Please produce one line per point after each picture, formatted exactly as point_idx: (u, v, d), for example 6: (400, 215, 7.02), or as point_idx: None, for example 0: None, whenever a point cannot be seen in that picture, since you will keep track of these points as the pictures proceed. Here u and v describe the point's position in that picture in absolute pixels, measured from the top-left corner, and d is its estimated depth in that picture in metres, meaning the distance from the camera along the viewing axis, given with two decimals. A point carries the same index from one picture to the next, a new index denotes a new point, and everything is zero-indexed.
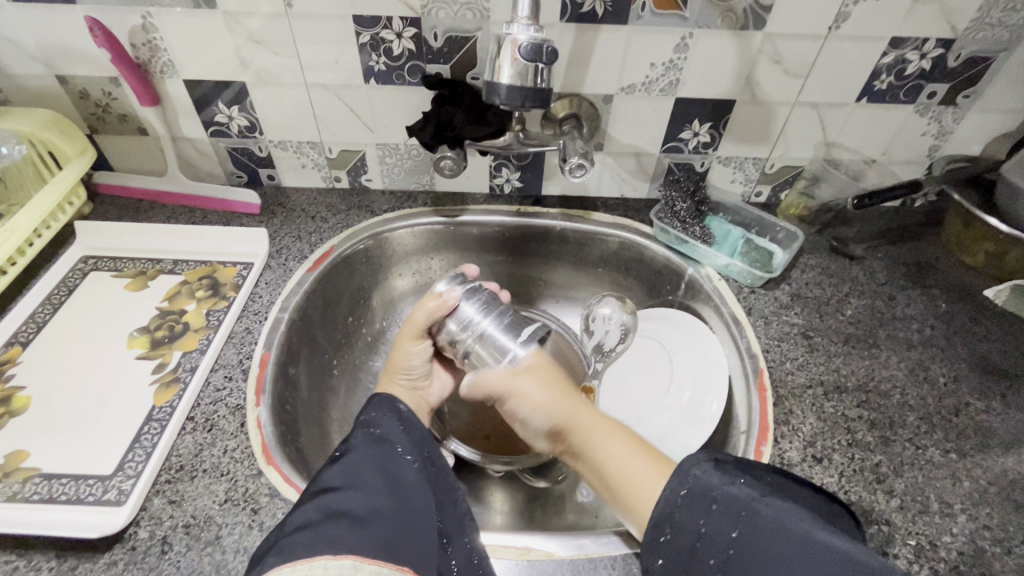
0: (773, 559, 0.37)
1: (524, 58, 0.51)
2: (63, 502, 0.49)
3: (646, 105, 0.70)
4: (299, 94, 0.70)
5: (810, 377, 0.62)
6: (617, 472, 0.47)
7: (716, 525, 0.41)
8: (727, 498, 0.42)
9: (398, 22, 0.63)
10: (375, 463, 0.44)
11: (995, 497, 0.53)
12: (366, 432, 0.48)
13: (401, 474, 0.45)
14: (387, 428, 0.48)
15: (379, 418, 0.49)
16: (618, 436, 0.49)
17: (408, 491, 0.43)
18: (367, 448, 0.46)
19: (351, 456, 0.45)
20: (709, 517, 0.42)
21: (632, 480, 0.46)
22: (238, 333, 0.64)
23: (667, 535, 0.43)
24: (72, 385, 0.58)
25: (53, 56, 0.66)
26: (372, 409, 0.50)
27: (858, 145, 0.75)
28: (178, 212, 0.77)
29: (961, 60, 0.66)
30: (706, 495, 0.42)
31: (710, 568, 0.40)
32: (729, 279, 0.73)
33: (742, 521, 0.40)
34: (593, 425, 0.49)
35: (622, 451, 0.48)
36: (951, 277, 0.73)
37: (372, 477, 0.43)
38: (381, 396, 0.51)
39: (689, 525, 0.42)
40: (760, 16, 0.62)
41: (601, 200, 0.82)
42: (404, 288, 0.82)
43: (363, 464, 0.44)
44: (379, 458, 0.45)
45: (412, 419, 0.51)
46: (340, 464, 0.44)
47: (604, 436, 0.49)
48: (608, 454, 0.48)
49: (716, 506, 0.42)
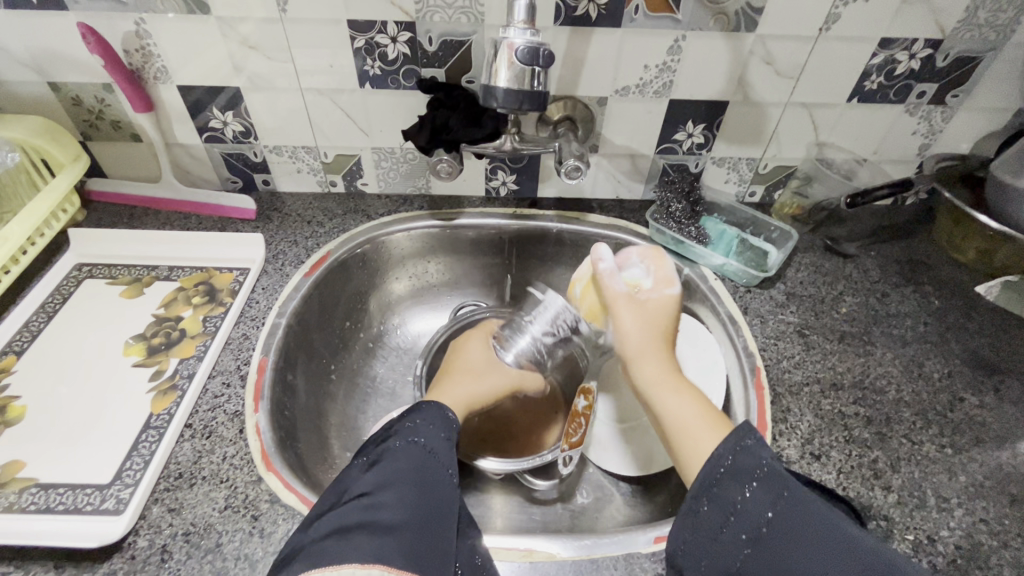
0: (806, 540, 0.38)
1: (519, 62, 0.52)
2: (61, 512, 0.48)
3: (640, 107, 0.71)
4: (294, 98, 0.70)
5: (806, 375, 0.63)
6: (675, 424, 0.50)
7: (755, 501, 0.41)
8: (771, 476, 0.42)
9: (393, 26, 0.63)
10: (410, 472, 0.44)
11: (990, 491, 0.53)
12: (409, 440, 0.47)
13: (437, 486, 0.45)
14: (430, 438, 0.48)
15: (421, 425, 0.49)
16: (684, 395, 0.51)
17: (438, 503, 0.44)
18: (406, 454, 0.46)
19: (387, 462, 0.45)
20: (750, 493, 0.41)
21: (686, 433, 0.48)
22: (236, 338, 0.63)
23: (705, 508, 0.43)
24: (67, 395, 0.58)
25: (46, 63, 0.66)
26: (417, 414, 0.50)
27: (849, 145, 0.76)
28: (172, 219, 0.77)
29: (949, 60, 0.67)
30: (750, 471, 0.42)
31: (740, 542, 0.40)
32: (724, 279, 0.73)
33: (779, 501, 0.40)
34: (660, 380, 0.53)
35: (689, 409, 0.50)
36: (943, 273, 0.74)
37: (406, 486, 0.43)
38: (426, 402, 0.52)
39: (727, 498, 0.42)
40: (752, 18, 0.62)
41: (596, 201, 0.82)
42: (401, 291, 0.82)
43: (400, 472, 0.44)
44: (416, 466, 0.45)
45: (454, 431, 0.51)
46: (376, 470, 0.44)
47: (672, 392, 0.52)
48: (675, 409, 0.50)
49: (757, 482, 0.42)
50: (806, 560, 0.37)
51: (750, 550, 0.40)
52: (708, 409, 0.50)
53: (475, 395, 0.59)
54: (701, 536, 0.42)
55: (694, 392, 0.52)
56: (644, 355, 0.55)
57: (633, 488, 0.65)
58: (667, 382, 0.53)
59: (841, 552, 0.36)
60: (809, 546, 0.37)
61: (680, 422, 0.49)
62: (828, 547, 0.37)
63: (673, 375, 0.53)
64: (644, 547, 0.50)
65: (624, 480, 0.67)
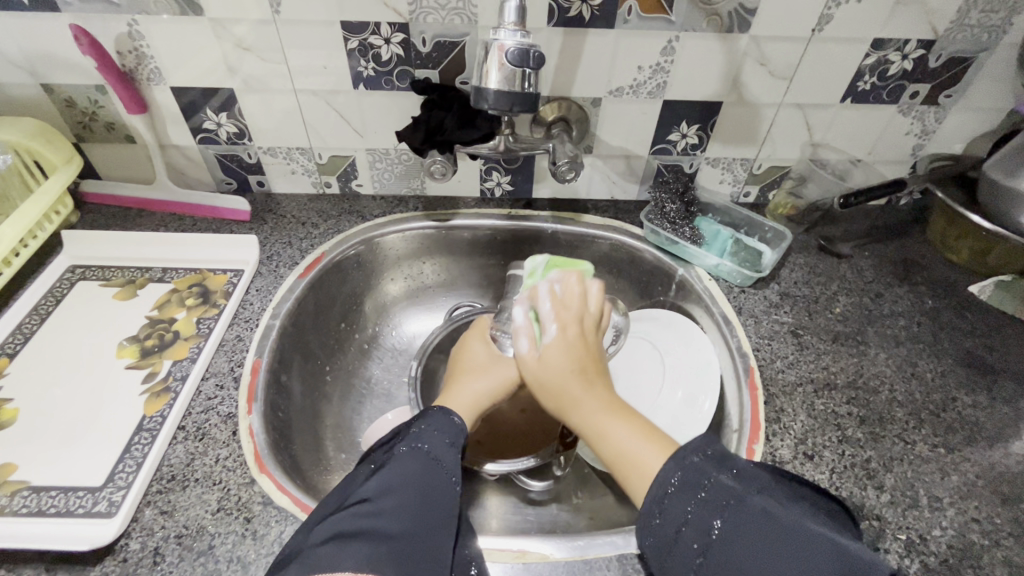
0: (753, 548, 0.38)
1: (511, 63, 0.52)
2: (53, 515, 0.48)
3: (635, 107, 0.71)
4: (288, 99, 0.70)
5: (800, 375, 0.63)
6: (615, 457, 0.48)
7: (704, 511, 0.41)
8: (718, 486, 0.42)
9: (387, 27, 0.63)
10: (414, 478, 0.45)
11: (982, 490, 0.53)
12: (412, 446, 0.48)
13: (437, 494, 0.45)
14: (434, 444, 0.48)
15: (425, 431, 0.49)
16: (619, 422, 0.50)
17: (439, 511, 0.44)
18: (410, 460, 0.46)
19: (392, 468, 0.45)
20: (698, 504, 0.42)
21: (628, 464, 0.47)
22: (229, 340, 0.63)
23: (657, 519, 0.43)
24: (60, 397, 0.58)
25: (39, 65, 0.66)
26: (421, 420, 0.50)
27: (843, 145, 0.76)
28: (167, 220, 0.77)
29: (942, 60, 0.67)
30: (697, 483, 0.43)
31: (692, 551, 0.40)
32: (719, 279, 0.73)
33: (727, 509, 0.41)
34: (590, 414, 0.51)
35: (624, 438, 0.49)
36: (937, 273, 0.74)
37: (409, 493, 0.43)
38: (434, 407, 0.52)
39: (678, 509, 0.42)
40: (745, 19, 0.62)
41: (591, 202, 0.82)
42: (397, 292, 0.82)
43: (404, 478, 0.44)
44: (420, 473, 0.45)
45: (460, 435, 0.51)
46: (380, 475, 0.45)
47: (605, 423, 0.50)
48: (609, 443, 0.49)
49: (704, 493, 0.42)
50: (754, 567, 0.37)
51: (703, 559, 0.40)
52: (647, 431, 0.49)
53: (482, 393, 0.58)
54: (658, 548, 0.42)
55: (630, 416, 0.51)
56: (572, 389, 0.52)
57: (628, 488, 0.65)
58: (597, 412, 0.51)
59: (786, 557, 0.36)
60: (756, 554, 0.37)
61: (617, 456, 0.48)
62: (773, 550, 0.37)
63: (602, 402, 0.52)
64: (638, 548, 0.50)
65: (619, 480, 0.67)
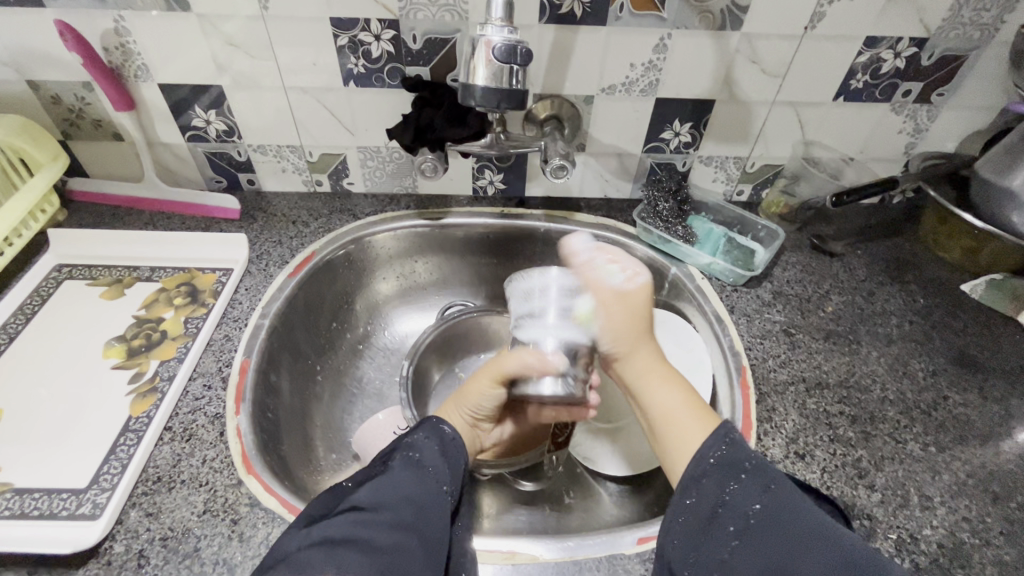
0: (796, 529, 0.38)
1: (498, 60, 0.51)
2: (36, 517, 0.48)
3: (627, 105, 0.70)
4: (278, 97, 0.69)
5: (792, 373, 0.63)
6: (658, 414, 0.51)
7: (743, 493, 0.42)
8: (757, 469, 0.43)
9: (376, 24, 0.63)
10: (408, 487, 0.44)
11: (973, 489, 0.53)
12: (405, 455, 0.47)
13: (428, 501, 0.44)
14: (426, 453, 0.48)
15: (418, 441, 0.49)
16: (673, 387, 0.52)
17: (434, 522, 0.43)
18: (402, 470, 0.46)
19: (384, 477, 0.45)
20: (739, 485, 0.42)
21: (671, 422, 0.50)
22: (217, 340, 0.63)
23: (692, 498, 0.43)
24: (45, 398, 0.57)
25: (24, 62, 0.65)
26: (417, 430, 0.51)
27: (835, 144, 0.76)
28: (155, 218, 0.76)
29: (933, 59, 0.67)
30: (736, 465, 0.43)
31: (728, 533, 0.40)
32: (712, 278, 0.73)
33: (766, 492, 0.41)
34: (645, 369, 0.54)
35: (671, 399, 0.51)
36: (928, 272, 0.74)
37: (404, 502, 0.43)
38: (427, 418, 0.52)
39: (716, 490, 0.42)
40: (737, 16, 0.62)
41: (584, 200, 0.82)
42: (388, 291, 0.81)
43: (399, 487, 0.44)
44: (413, 482, 0.45)
45: (453, 443, 0.50)
46: (373, 483, 0.44)
47: (655, 382, 0.53)
48: (657, 399, 0.52)
49: (744, 475, 0.42)
50: (800, 545, 0.37)
51: (737, 542, 0.40)
52: (694, 400, 0.51)
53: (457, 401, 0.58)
54: (689, 529, 0.42)
55: (680, 380, 0.53)
56: (641, 352, 0.55)
57: (620, 488, 0.65)
58: (648, 371, 0.54)
59: (836, 545, 0.37)
60: (802, 533, 0.38)
61: (664, 411, 0.50)
62: (811, 535, 0.37)
63: (656, 365, 0.54)
64: (626, 548, 0.49)
65: (612, 480, 0.66)
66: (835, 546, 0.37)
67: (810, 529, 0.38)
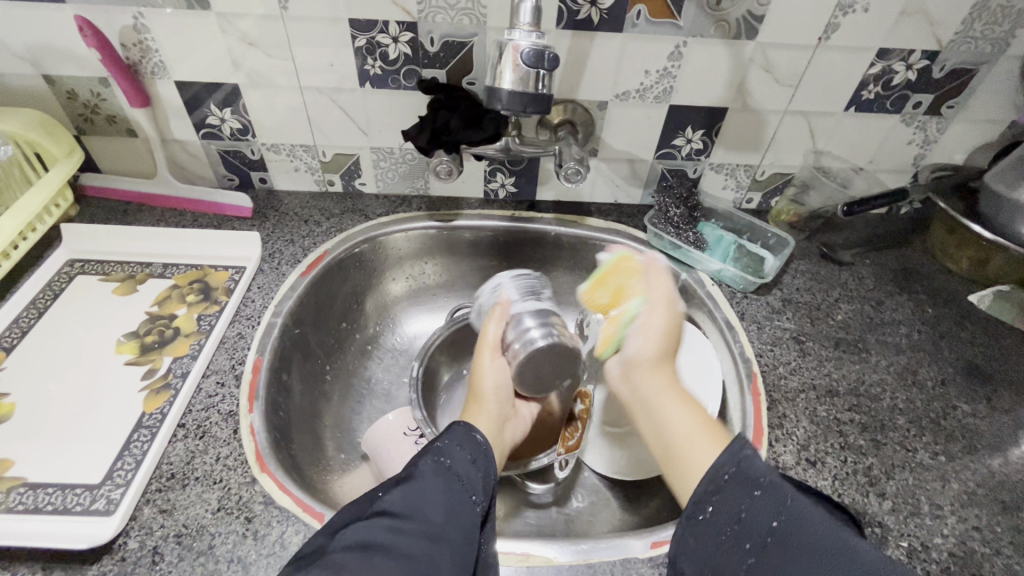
0: (813, 548, 0.37)
1: (526, 64, 0.51)
2: (50, 512, 0.48)
3: (640, 112, 0.71)
4: (293, 96, 0.69)
5: (802, 381, 0.63)
6: (671, 437, 0.49)
7: (757, 511, 0.41)
8: (775, 485, 0.42)
9: (394, 26, 0.63)
10: (438, 495, 0.44)
11: (983, 499, 0.54)
12: (436, 459, 0.47)
13: (459, 511, 0.44)
14: (457, 460, 0.48)
15: (448, 446, 0.49)
16: (685, 406, 0.51)
17: (461, 530, 0.43)
18: (433, 476, 0.46)
19: (414, 483, 0.45)
20: (752, 502, 0.42)
21: (683, 448, 0.48)
22: (230, 338, 0.63)
23: (708, 513, 0.43)
24: (58, 393, 0.57)
25: (41, 57, 0.65)
26: (444, 434, 0.50)
27: (846, 154, 0.77)
28: (167, 215, 0.76)
29: (945, 71, 0.67)
30: (750, 483, 0.42)
31: (744, 551, 0.41)
32: (722, 284, 0.74)
33: (781, 510, 0.40)
34: (658, 389, 0.52)
35: (684, 424, 0.49)
36: (935, 282, 0.75)
37: (433, 510, 0.43)
38: (457, 423, 0.51)
39: (732, 507, 0.42)
40: (752, 26, 0.63)
41: (595, 206, 0.82)
42: (398, 292, 0.81)
43: (423, 492, 0.44)
44: (442, 490, 0.45)
45: (484, 450, 0.50)
46: (405, 487, 0.44)
47: (668, 401, 0.51)
48: (672, 419, 0.50)
49: (760, 492, 0.42)
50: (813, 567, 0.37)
51: (754, 560, 0.40)
52: (707, 422, 0.49)
53: (478, 388, 0.56)
54: (704, 544, 0.43)
55: (690, 401, 0.52)
56: (658, 372, 0.53)
57: (629, 493, 0.66)
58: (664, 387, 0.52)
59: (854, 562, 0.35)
60: (819, 554, 0.37)
61: (677, 436, 0.49)
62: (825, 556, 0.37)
63: (670, 383, 0.53)
64: (641, 553, 0.49)
65: (620, 484, 0.67)
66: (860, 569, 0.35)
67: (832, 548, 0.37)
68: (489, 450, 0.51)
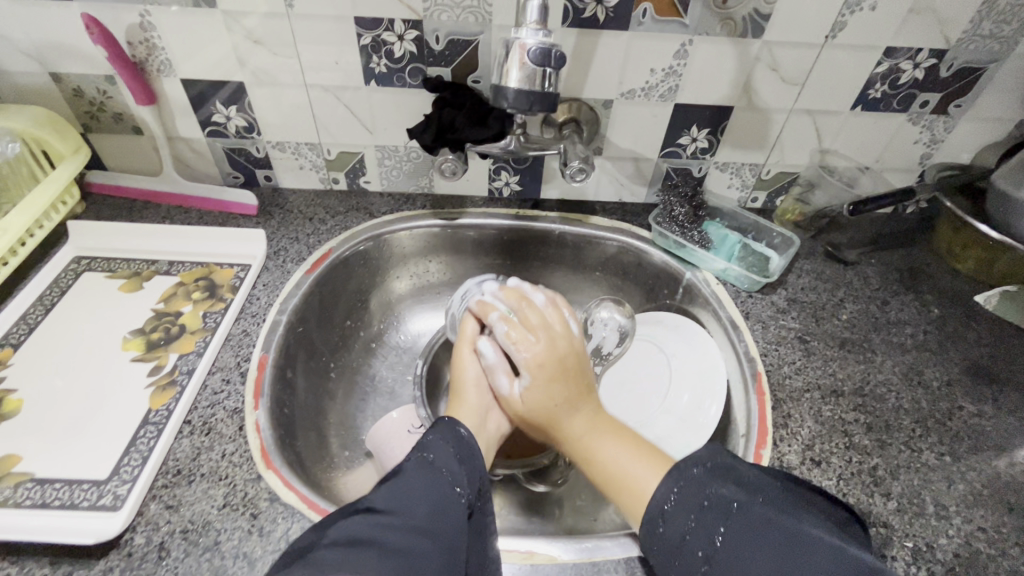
0: (764, 553, 0.40)
1: (532, 62, 0.51)
2: (58, 507, 0.48)
3: (646, 111, 0.71)
4: (298, 94, 0.70)
5: (807, 381, 0.63)
6: (607, 470, 0.51)
7: (703, 524, 0.43)
8: (720, 499, 0.44)
9: (400, 24, 0.63)
10: (421, 489, 0.44)
11: (988, 499, 0.53)
12: (419, 456, 0.48)
13: (443, 504, 0.44)
14: (440, 454, 0.48)
15: (432, 442, 0.49)
16: (619, 440, 0.53)
17: (446, 523, 0.43)
18: (417, 471, 0.46)
19: (398, 479, 0.45)
20: (698, 516, 0.44)
21: (623, 480, 0.49)
22: (235, 335, 0.63)
23: (661, 528, 0.45)
24: (65, 389, 0.57)
25: (48, 55, 0.65)
26: (428, 432, 0.50)
27: (852, 153, 0.76)
28: (172, 213, 0.76)
29: (952, 70, 0.67)
30: (698, 495, 0.45)
31: (697, 560, 0.42)
32: (727, 283, 0.73)
33: (729, 518, 0.43)
34: (587, 430, 0.54)
35: (618, 454, 0.51)
36: (942, 282, 0.75)
37: (417, 505, 0.43)
38: (441, 420, 0.52)
39: (680, 520, 0.44)
40: (758, 24, 0.63)
41: (599, 204, 0.82)
42: (403, 290, 0.81)
43: (406, 487, 0.44)
44: (425, 484, 0.45)
45: (469, 443, 0.50)
46: (390, 485, 0.45)
47: (602, 439, 0.53)
48: (604, 459, 0.51)
49: (704, 506, 0.44)
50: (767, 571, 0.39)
51: (707, 567, 0.42)
52: (643, 450, 0.52)
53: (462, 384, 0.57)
54: (662, 556, 0.44)
55: (625, 434, 0.54)
56: (578, 416, 0.55)
57: None
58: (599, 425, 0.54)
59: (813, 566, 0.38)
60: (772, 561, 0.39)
61: (613, 473, 0.50)
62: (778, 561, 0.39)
63: (592, 421, 0.54)
64: None
65: None
66: (817, 565, 0.38)
67: (787, 547, 0.40)
68: (473, 443, 0.51)
